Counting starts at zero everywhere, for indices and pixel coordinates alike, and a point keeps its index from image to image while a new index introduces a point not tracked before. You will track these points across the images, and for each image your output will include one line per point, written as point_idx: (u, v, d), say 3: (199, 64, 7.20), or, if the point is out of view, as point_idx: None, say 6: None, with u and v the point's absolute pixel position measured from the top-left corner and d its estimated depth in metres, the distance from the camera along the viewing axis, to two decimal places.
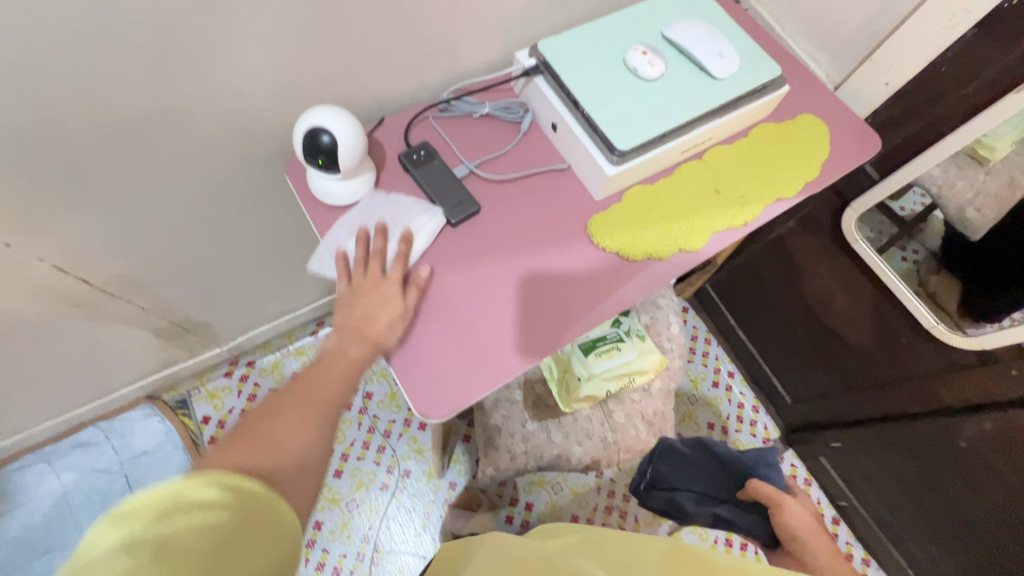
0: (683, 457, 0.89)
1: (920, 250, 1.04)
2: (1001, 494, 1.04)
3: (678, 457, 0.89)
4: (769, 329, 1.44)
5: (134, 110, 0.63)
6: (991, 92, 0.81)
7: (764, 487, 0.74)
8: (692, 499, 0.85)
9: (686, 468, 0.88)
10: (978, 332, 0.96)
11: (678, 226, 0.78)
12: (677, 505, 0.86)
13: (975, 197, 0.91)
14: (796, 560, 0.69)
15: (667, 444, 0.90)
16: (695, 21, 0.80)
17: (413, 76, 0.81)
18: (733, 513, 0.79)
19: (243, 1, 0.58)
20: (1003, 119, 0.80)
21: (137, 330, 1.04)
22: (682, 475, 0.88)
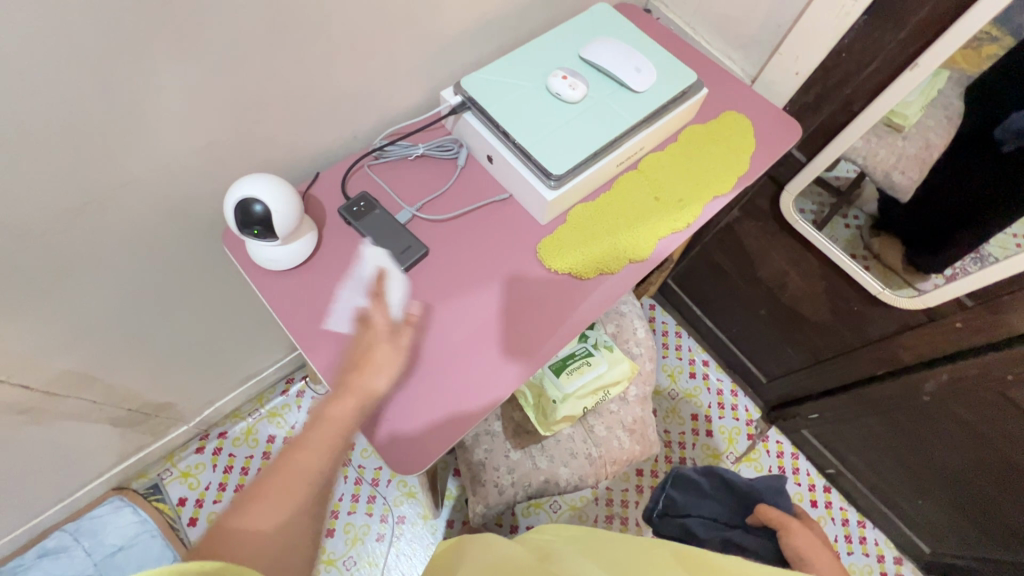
0: (695, 486, 0.97)
1: (861, 215, 1.07)
2: (970, 441, 1.09)
3: (690, 485, 0.97)
4: (734, 314, 1.48)
5: (52, 210, 0.61)
6: (890, 70, 0.87)
7: (774, 513, 0.80)
8: (703, 524, 0.91)
9: (696, 493, 0.96)
10: (921, 289, 1.00)
11: (624, 237, 0.80)
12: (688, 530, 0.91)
13: (898, 161, 0.96)
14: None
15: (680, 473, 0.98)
16: (608, 40, 0.82)
17: (343, 128, 0.81)
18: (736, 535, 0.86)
19: (152, 85, 0.57)
20: (905, 93, 0.86)
21: (93, 424, 0.98)
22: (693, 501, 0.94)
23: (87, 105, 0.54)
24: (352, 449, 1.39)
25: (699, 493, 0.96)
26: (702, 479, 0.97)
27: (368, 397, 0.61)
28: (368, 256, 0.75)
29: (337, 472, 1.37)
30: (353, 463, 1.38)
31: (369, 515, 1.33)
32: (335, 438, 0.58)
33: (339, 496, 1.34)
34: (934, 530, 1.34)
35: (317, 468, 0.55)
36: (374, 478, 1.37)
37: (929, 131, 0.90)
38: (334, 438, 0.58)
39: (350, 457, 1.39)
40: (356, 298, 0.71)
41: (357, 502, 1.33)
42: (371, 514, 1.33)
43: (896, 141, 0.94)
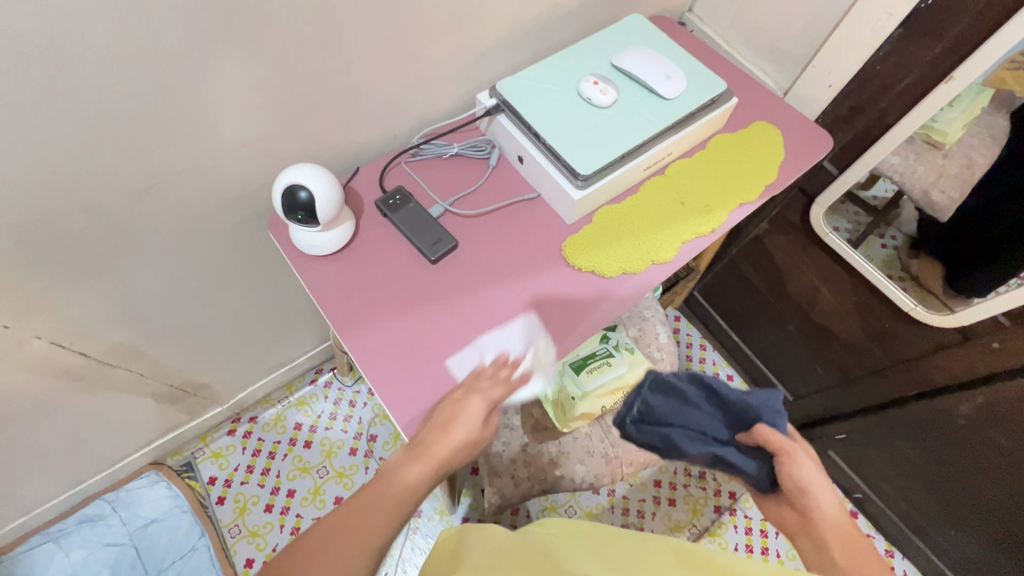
0: (677, 391, 0.75)
1: (898, 236, 1.07)
2: (1008, 468, 1.05)
3: (669, 389, 0.76)
4: (760, 328, 1.46)
5: (122, 191, 0.67)
6: (925, 84, 0.86)
7: (770, 433, 0.61)
8: (689, 437, 0.70)
9: (677, 403, 0.74)
10: (958, 308, 0.98)
11: (648, 240, 0.81)
12: (671, 442, 0.72)
13: (938, 179, 0.95)
14: (801, 522, 0.58)
15: (660, 377, 0.78)
16: (641, 49, 0.85)
17: (384, 127, 0.86)
18: (729, 453, 0.65)
19: (216, 78, 0.63)
20: (942, 104, 0.85)
21: (138, 396, 1.05)
22: (677, 411, 0.73)
23: (159, 94, 0.60)
24: (374, 441, 1.43)
25: (682, 402, 0.74)
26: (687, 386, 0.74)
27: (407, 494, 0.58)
28: (401, 246, 0.79)
29: (358, 463, 1.41)
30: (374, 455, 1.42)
31: None
32: (410, 495, 0.58)
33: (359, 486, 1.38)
34: (967, 563, 1.28)
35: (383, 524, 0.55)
36: None
37: (972, 150, 0.88)
38: (394, 521, 0.56)
39: (371, 448, 1.43)
40: (488, 352, 0.72)
41: None
42: None
43: (933, 157, 0.93)
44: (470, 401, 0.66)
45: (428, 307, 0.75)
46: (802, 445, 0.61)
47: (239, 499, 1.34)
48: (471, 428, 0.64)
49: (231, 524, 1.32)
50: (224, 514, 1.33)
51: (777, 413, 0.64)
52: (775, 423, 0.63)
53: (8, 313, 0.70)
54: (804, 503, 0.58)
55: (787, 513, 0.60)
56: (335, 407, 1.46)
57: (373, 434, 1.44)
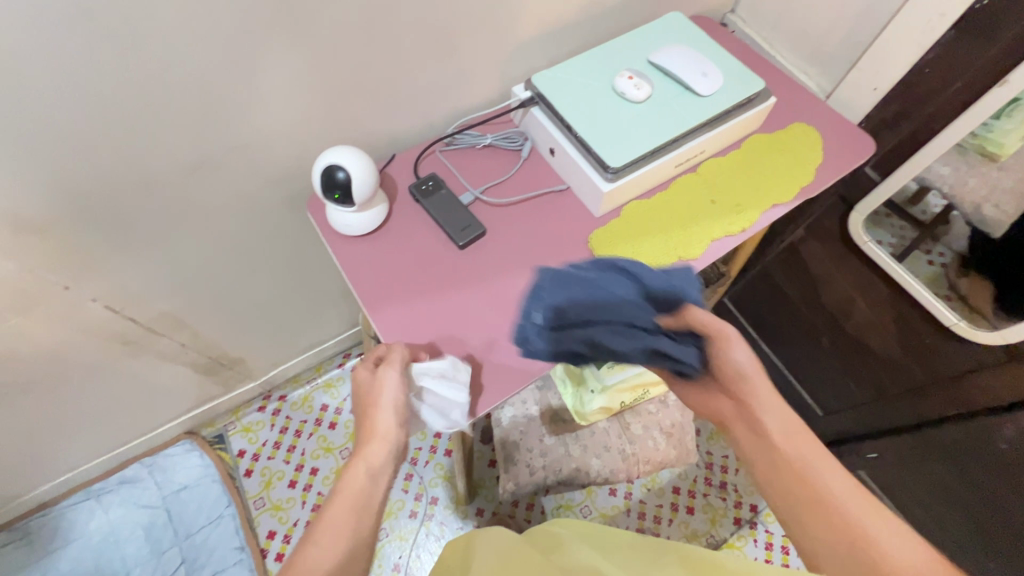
0: (586, 283, 0.72)
1: (946, 253, 1.00)
2: None
3: (575, 280, 0.73)
4: (791, 339, 1.43)
5: (176, 165, 0.71)
6: (978, 89, 0.83)
7: (705, 316, 0.67)
8: (614, 332, 0.70)
9: (595, 296, 0.71)
10: (1002, 325, 0.93)
11: (677, 236, 0.81)
12: (592, 342, 0.70)
13: (991, 194, 0.89)
14: (734, 401, 0.63)
15: (564, 274, 0.73)
16: (678, 46, 0.85)
17: (421, 117, 0.89)
18: (661, 342, 0.68)
19: (268, 61, 0.66)
20: (993, 111, 0.81)
21: (178, 365, 1.11)
22: (593, 306, 0.70)
23: (216, 73, 0.64)
24: None
25: (596, 295, 0.71)
26: (595, 276, 0.72)
27: (363, 484, 0.59)
28: (431, 231, 0.81)
29: None
30: None
31: (404, 492, 1.38)
32: (360, 489, 0.59)
33: None
34: None
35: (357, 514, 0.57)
36: (413, 456, 1.42)
37: None
38: (367, 506, 0.58)
39: None
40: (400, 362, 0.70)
41: (395, 478, 1.39)
42: (406, 491, 1.38)
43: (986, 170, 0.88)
44: (377, 419, 0.62)
45: (455, 291, 0.77)
46: (725, 323, 0.67)
47: (265, 472, 1.40)
48: (383, 452, 0.61)
49: (256, 497, 1.37)
50: (250, 486, 1.38)
51: (691, 290, 0.71)
52: (692, 299, 0.70)
53: (68, 275, 0.75)
54: (739, 380, 0.63)
55: (721, 402, 0.64)
56: None
57: None
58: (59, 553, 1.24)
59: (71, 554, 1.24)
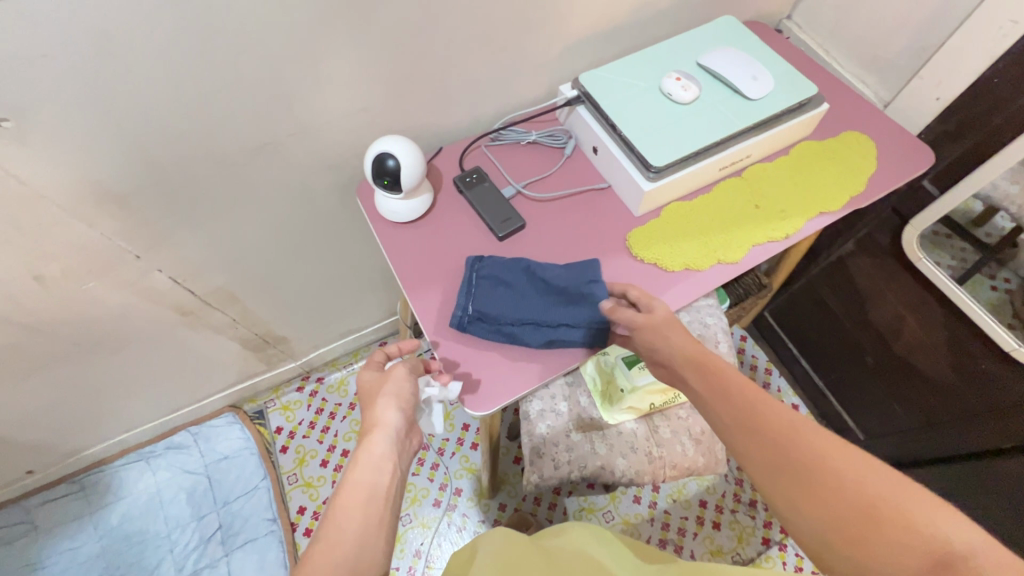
0: (500, 282, 0.75)
1: (1013, 279, 0.94)
2: None
3: (490, 283, 0.75)
4: (834, 357, 1.38)
5: (241, 147, 0.76)
6: None
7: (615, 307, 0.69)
8: (529, 330, 0.72)
9: (508, 294, 0.74)
10: None
11: (717, 239, 0.80)
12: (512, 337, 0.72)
13: None
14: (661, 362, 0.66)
15: (479, 275, 0.75)
16: (729, 49, 0.85)
17: (470, 112, 0.91)
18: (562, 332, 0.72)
19: (331, 51, 0.71)
20: None
21: (228, 339, 1.17)
22: (509, 303, 0.73)
23: (283, 61, 0.69)
24: None
25: (510, 292, 0.74)
26: (510, 277, 0.75)
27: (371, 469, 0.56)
28: (472, 222, 0.83)
29: None
30: None
31: (430, 481, 1.41)
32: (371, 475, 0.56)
33: None
34: None
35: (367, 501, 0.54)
36: (439, 447, 1.45)
37: None
38: (376, 487, 0.55)
39: None
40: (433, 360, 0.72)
41: (422, 466, 1.42)
42: (432, 480, 1.41)
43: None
44: (378, 409, 0.61)
45: None
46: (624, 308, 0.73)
47: (299, 450, 1.45)
48: (386, 441, 0.59)
49: (290, 472, 1.43)
50: (286, 462, 1.44)
51: (595, 278, 0.75)
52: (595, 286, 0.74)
53: (140, 245, 0.81)
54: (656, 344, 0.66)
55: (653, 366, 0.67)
56: None
57: None
58: (110, 508, 1.33)
59: (121, 509, 1.33)
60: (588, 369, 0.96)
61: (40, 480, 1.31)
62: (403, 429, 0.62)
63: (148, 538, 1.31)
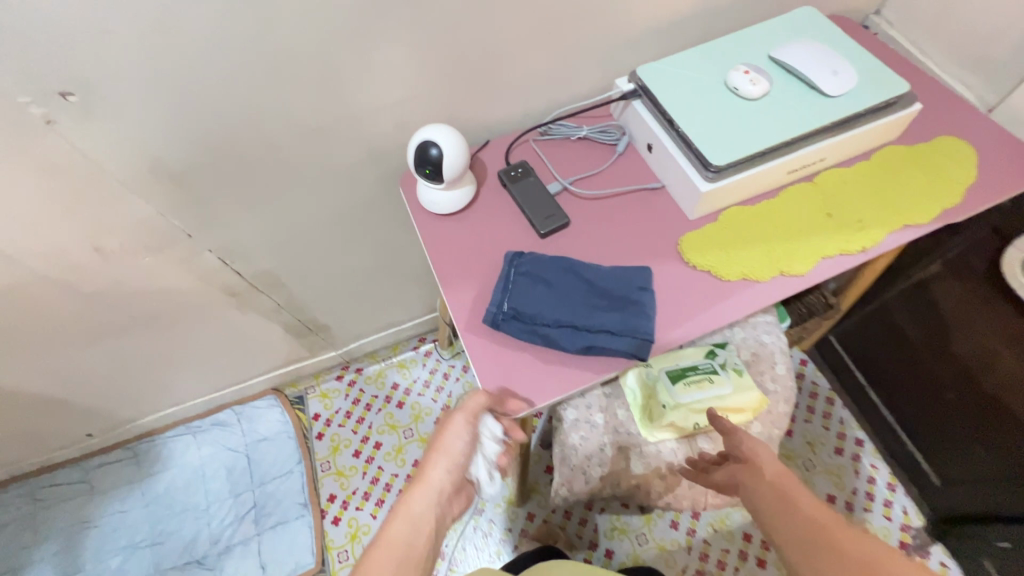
0: (541, 281, 0.71)
1: None
2: None
3: (530, 281, 0.71)
4: (909, 391, 1.24)
5: (290, 131, 0.77)
6: None
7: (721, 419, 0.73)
8: (567, 332, 0.68)
9: (549, 294, 0.70)
10: None
11: (780, 248, 0.73)
12: (548, 338, 0.68)
13: None
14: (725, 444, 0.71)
15: (520, 270, 0.71)
16: (806, 42, 0.77)
17: (520, 105, 0.89)
18: (603, 338, 0.67)
19: (382, 36, 0.70)
20: None
21: (272, 323, 1.20)
22: (549, 303, 0.69)
23: (334, 45, 0.68)
24: None
25: (551, 292, 0.70)
26: (552, 276, 0.71)
27: (416, 521, 0.58)
28: (514, 217, 0.80)
29: None
30: None
31: None
32: (411, 528, 0.57)
33: None
34: None
35: (408, 548, 0.55)
36: None
37: None
38: (418, 541, 0.57)
39: None
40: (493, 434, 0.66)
41: None
42: None
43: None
44: (429, 465, 0.62)
45: None
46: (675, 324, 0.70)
47: (334, 438, 1.47)
48: (428, 498, 0.60)
49: (323, 459, 1.45)
50: (320, 448, 1.46)
51: (644, 288, 0.71)
52: (643, 299, 0.70)
53: (193, 224, 0.84)
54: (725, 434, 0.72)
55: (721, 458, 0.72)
56: (430, 376, 1.54)
57: None
58: (158, 476, 1.40)
59: (167, 479, 1.39)
60: (628, 380, 0.89)
61: (98, 444, 1.39)
62: (449, 489, 0.62)
63: (189, 510, 1.37)
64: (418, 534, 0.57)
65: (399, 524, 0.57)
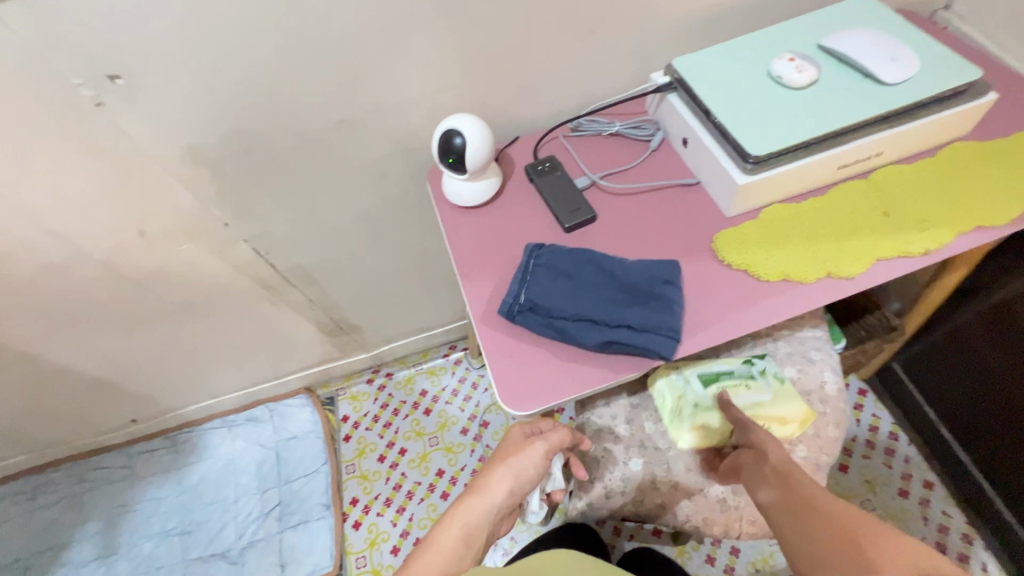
0: (561, 273, 0.68)
1: None
2: None
3: (549, 272, 0.68)
4: (988, 429, 1.09)
5: (321, 122, 0.79)
6: None
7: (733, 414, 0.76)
8: (585, 325, 0.64)
9: (568, 286, 0.66)
10: None
11: (827, 248, 0.66)
12: (564, 331, 0.64)
13: None
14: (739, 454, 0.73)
15: (539, 261, 0.68)
16: (861, 29, 0.71)
17: (550, 102, 0.87)
18: (624, 334, 0.63)
19: (410, 27, 0.70)
20: None
21: (305, 319, 1.22)
22: (567, 295, 0.65)
23: (363, 35, 0.69)
24: (485, 427, 1.45)
25: (570, 284, 0.67)
26: (572, 268, 0.68)
27: (472, 525, 0.59)
28: (538, 212, 0.78)
29: (466, 443, 1.44)
30: (481, 441, 1.44)
31: None
32: (469, 532, 0.59)
33: (461, 466, 1.41)
34: None
35: (460, 549, 0.57)
36: None
37: None
38: (471, 547, 0.58)
39: (481, 434, 1.45)
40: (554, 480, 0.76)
41: None
42: None
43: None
44: (495, 477, 0.64)
45: None
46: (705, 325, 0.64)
47: (360, 441, 1.47)
48: (486, 509, 0.61)
49: (349, 462, 1.44)
50: (346, 451, 1.46)
51: (672, 283, 0.66)
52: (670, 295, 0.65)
53: (229, 213, 0.87)
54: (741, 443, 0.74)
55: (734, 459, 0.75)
56: (459, 384, 1.51)
57: (485, 420, 1.46)
58: (193, 466, 1.44)
59: (200, 470, 1.43)
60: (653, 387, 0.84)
61: (141, 431, 1.45)
62: (507, 505, 0.64)
63: (219, 502, 1.39)
64: (474, 538, 0.58)
65: (456, 526, 0.59)
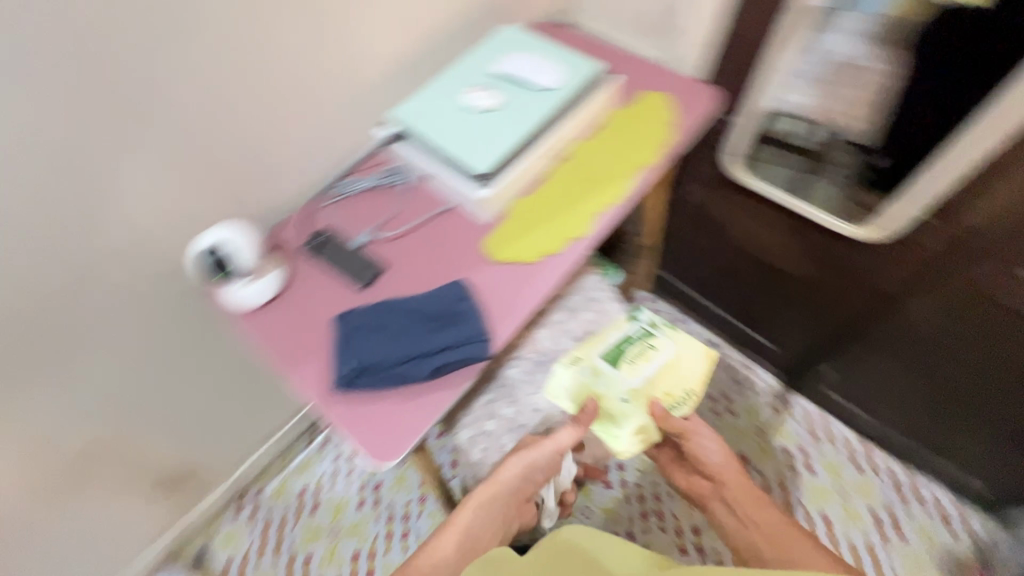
0: (378, 329, 0.75)
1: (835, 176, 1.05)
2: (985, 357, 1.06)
3: (370, 332, 0.74)
4: (724, 287, 1.48)
5: (41, 293, 0.70)
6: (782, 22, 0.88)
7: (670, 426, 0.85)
8: (413, 363, 0.72)
9: (385, 337, 0.74)
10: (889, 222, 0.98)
11: (562, 222, 0.85)
12: (399, 377, 0.72)
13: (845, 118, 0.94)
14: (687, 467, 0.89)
15: (348, 329, 0.75)
16: (515, 53, 0.91)
17: (293, 179, 0.89)
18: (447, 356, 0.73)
19: (103, 165, 0.66)
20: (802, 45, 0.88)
21: (129, 489, 1.07)
22: (387, 347, 0.73)
23: (47, 194, 0.63)
24: (379, 488, 1.44)
25: (387, 335, 0.74)
26: (386, 320, 0.76)
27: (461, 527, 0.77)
28: (330, 284, 0.82)
29: (367, 513, 1.41)
30: (381, 502, 1.42)
31: (405, 551, 1.37)
32: (459, 534, 0.76)
33: (373, 536, 1.38)
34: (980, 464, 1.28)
35: (450, 547, 0.75)
36: (403, 513, 1.41)
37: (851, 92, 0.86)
38: (456, 546, 0.75)
39: (378, 496, 1.43)
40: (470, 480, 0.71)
41: (391, 540, 1.37)
42: (406, 550, 1.37)
43: (836, 85, 0.92)
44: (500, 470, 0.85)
45: None
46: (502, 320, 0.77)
47: None
48: (484, 498, 0.82)
49: None
50: None
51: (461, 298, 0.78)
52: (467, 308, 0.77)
53: None
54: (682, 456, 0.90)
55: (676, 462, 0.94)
56: (335, 464, 1.46)
57: (376, 482, 1.45)
58: None
59: None
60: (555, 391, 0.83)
61: None
62: (510, 491, 0.85)
63: None
64: (466, 532, 0.77)
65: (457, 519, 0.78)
